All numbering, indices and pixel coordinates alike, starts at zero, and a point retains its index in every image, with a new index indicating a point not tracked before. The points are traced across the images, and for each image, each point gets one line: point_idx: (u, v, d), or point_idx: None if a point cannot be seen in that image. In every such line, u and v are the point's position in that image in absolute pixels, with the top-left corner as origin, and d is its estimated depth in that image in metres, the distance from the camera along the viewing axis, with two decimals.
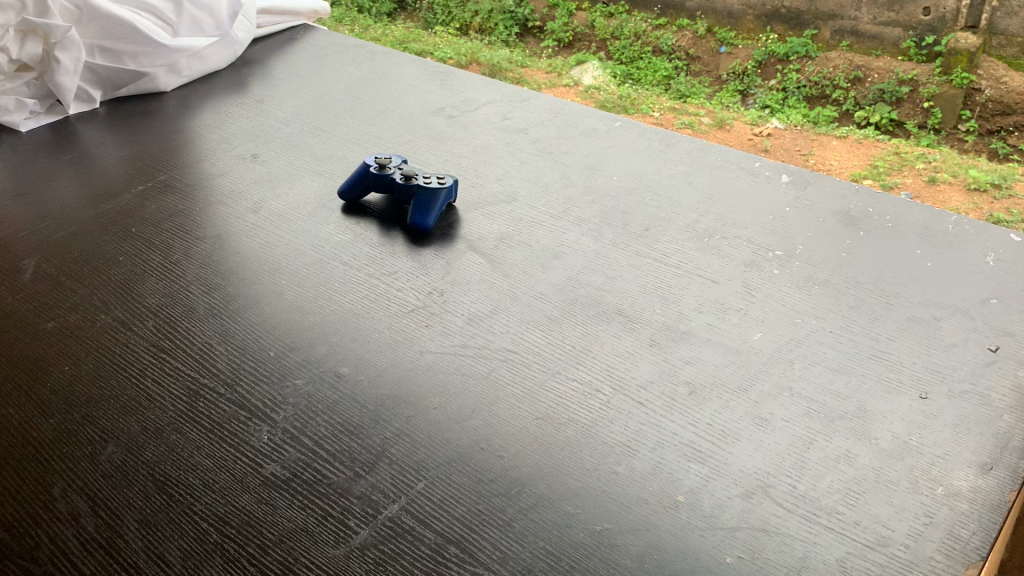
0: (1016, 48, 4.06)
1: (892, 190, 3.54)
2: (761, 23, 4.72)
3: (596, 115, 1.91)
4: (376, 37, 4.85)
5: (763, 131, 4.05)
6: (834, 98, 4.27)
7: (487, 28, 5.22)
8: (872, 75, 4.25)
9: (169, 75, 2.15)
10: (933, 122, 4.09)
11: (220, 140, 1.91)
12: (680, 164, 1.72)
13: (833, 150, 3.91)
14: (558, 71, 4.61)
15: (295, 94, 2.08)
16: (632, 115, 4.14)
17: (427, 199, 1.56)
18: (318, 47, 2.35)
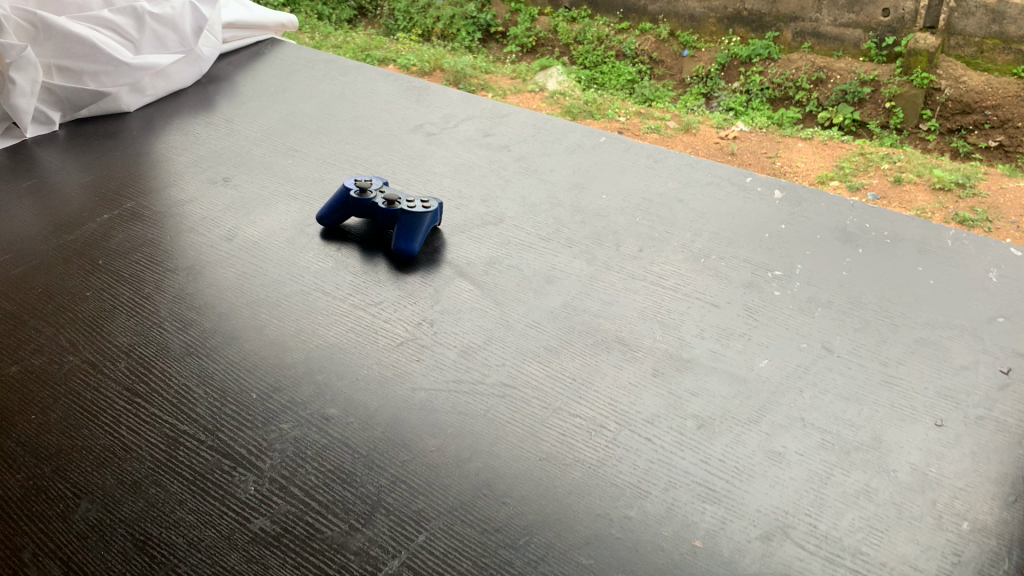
0: (973, 48, 4.05)
1: (858, 191, 3.54)
2: (723, 27, 4.63)
3: (580, 131, 1.86)
4: (337, 45, 4.75)
5: (730, 134, 4.02)
6: (797, 99, 4.29)
7: (450, 34, 5.12)
8: (834, 77, 4.25)
9: (132, 95, 2.06)
10: (895, 122, 4.11)
11: (188, 163, 1.82)
12: (670, 180, 1.67)
13: (799, 152, 3.90)
14: (523, 77, 4.55)
15: (266, 112, 2.00)
16: (598, 120, 4.09)
17: (411, 224, 1.49)
18: (288, 62, 2.27)
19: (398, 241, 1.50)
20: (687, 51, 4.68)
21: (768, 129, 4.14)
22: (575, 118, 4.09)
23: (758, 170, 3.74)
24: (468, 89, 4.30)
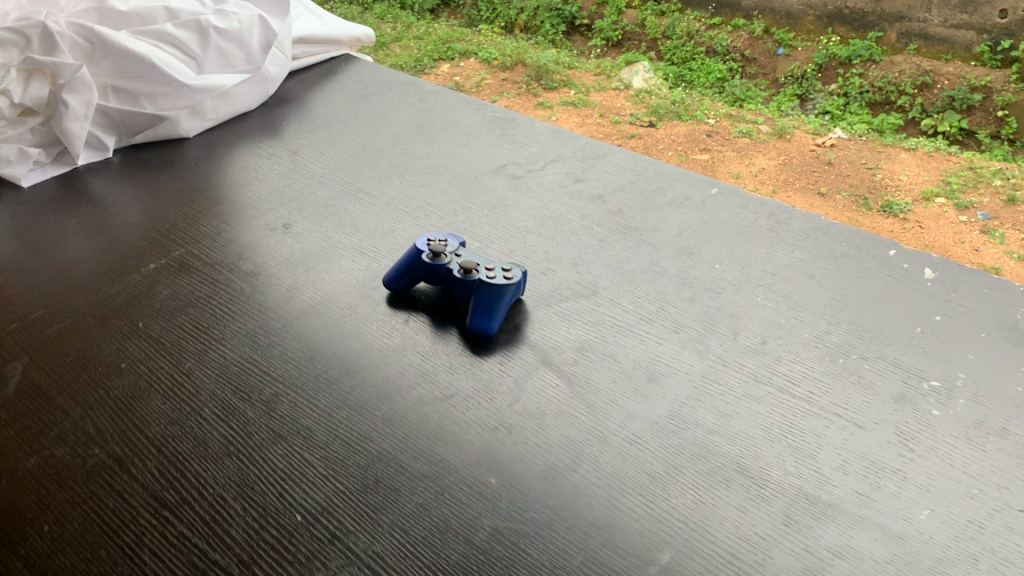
0: None
1: (965, 211, 3.18)
2: (822, 25, 4.32)
3: (687, 179, 1.61)
4: (419, 36, 4.56)
5: (827, 142, 3.64)
6: (900, 104, 3.84)
7: (533, 26, 4.87)
8: (942, 81, 3.81)
9: (192, 119, 1.88)
10: (1006, 132, 3.66)
11: (248, 203, 1.63)
12: (797, 249, 1.42)
13: (902, 164, 3.50)
14: (608, 74, 4.28)
15: (336, 143, 1.81)
16: (685, 122, 3.78)
17: (488, 297, 1.27)
18: (363, 83, 2.07)
19: (473, 317, 1.28)
20: (781, 50, 4.33)
21: (867, 137, 3.71)
22: (660, 121, 3.78)
23: (856, 184, 3.35)
24: (551, 87, 4.01)
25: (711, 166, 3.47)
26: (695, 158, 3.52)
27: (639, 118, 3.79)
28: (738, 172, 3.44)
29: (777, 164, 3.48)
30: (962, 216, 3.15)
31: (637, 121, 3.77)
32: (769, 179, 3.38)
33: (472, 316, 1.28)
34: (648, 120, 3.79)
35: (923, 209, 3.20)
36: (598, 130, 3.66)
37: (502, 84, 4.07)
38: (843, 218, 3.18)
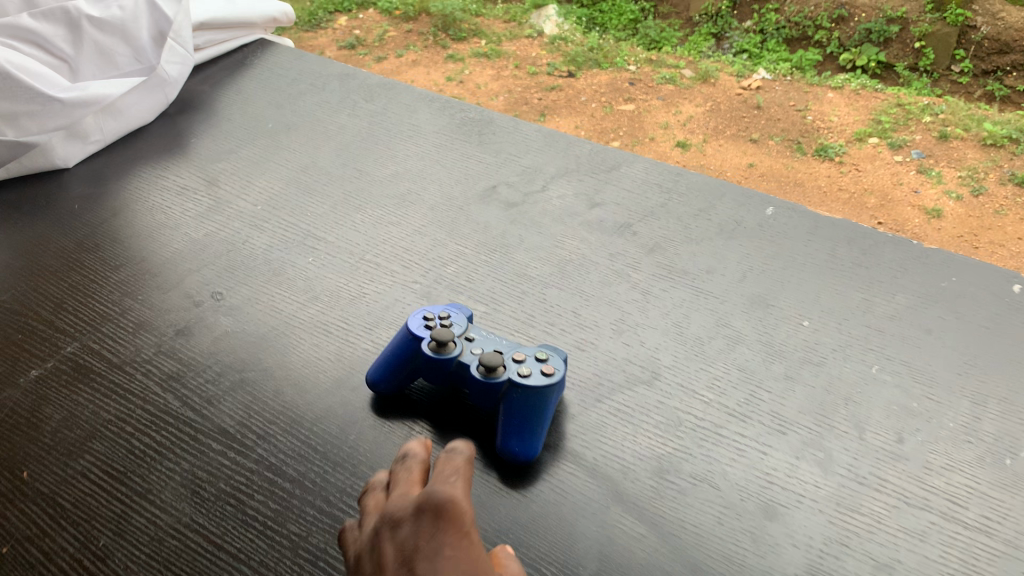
0: None
1: (899, 152, 2.51)
2: None
3: (730, 194, 1.27)
4: None
5: (752, 83, 2.86)
6: (816, 40, 3.05)
7: None
8: (859, 14, 2.99)
9: (70, 143, 1.42)
10: (923, 63, 2.92)
11: (157, 264, 1.21)
12: (899, 290, 1.10)
13: (831, 104, 2.76)
14: (518, 20, 3.40)
15: (266, 167, 1.40)
16: (605, 71, 2.99)
17: (523, 407, 0.90)
18: (289, 76, 1.65)
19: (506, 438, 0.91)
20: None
21: (792, 77, 2.94)
22: (579, 71, 3.01)
23: (788, 128, 2.65)
24: (460, 37, 3.24)
25: (636, 118, 2.75)
26: (620, 110, 2.78)
27: (556, 68, 3.02)
28: (665, 121, 2.72)
29: (701, 113, 2.74)
30: (896, 156, 2.49)
31: (553, 71, 3.01)
32: (697, 127, 2.67)
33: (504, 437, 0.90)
34: (565, 70, 3.00)
35: (857, 151, 2.53)
36: (512, 86, 2.93)
37: (405, 38, 3.30)
38: (774, 169, 2.49)
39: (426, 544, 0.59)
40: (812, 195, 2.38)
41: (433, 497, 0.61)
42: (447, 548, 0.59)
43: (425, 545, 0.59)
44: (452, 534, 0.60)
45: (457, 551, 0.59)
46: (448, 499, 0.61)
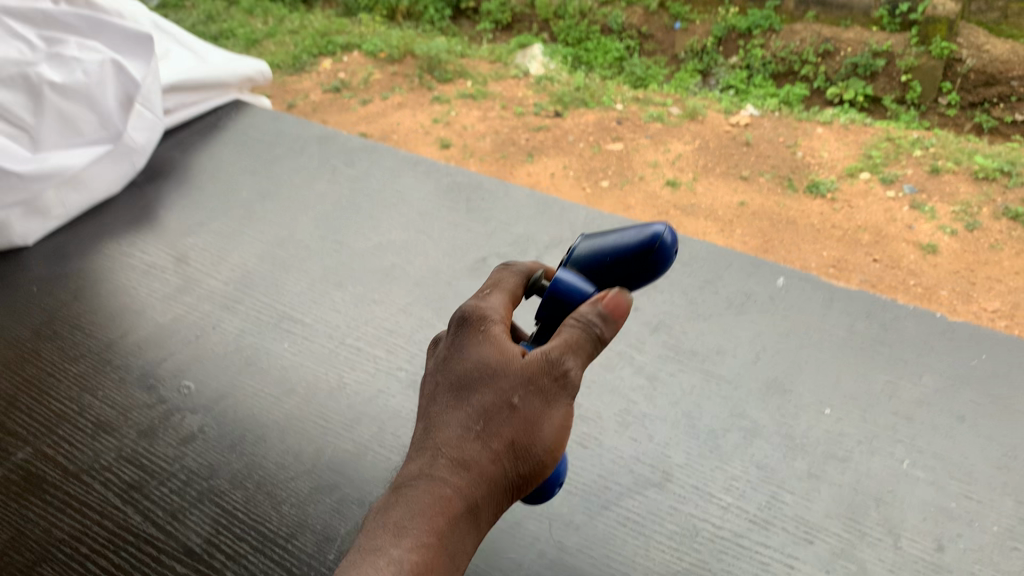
0: (997, 13, 2.88)
1: (891, 186, 2.37)
2: None
3: (736, 264, 1.19)
4: (290, 39, 3.73)
5: (742, 121, 2.77)
6: (804, 74, 2.98)
7: (417, 14, 4.02)
8: (845, 48, 2.93)
9: (29, 220, 1.33)
10: (910, 96, 2.84)
11: (121, 354, 1.12)
12: (926, 371, 1.01)
13: (821, 140, 2.64)
14: (503, 60, 3.33)
15: (238, 242, 1.31)
16: (592, 111, 2.89)
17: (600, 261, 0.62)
18: (265, 140, 1.57)
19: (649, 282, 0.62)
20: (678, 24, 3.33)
21: (780, 113, 2.85)
22: (566, 110, 2.91)
23: (778, 165, 2.53)
24: (445, 78, 3.18)
25: (625, 157, 2.62)
26: (608, 149, 2.67)
27: (542, 108, 2.93)
28: (654, 161, 2.60)
29: (692, 151, 2.63)
30: (889, 191, 2.35)
31: (540, 111, 2.92)
32: (688, 165, 2.54)
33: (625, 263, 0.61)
34: (553, 109, 2.92)
35: (850, 187, 2.40)
36: (499, 127, 2.85)
37: (392, 78, 3.27)
38: (765, 207, 2.34)
39: (457, 341, 0.57)
40: (805, 233, 2.22)
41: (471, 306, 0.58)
42: (477, 354, 0.55)
43: (454, 342, 0.57)
44: (484, 330, 0.56)
45: (485, 338, 0.56)
46: (487, 304, 0.58)
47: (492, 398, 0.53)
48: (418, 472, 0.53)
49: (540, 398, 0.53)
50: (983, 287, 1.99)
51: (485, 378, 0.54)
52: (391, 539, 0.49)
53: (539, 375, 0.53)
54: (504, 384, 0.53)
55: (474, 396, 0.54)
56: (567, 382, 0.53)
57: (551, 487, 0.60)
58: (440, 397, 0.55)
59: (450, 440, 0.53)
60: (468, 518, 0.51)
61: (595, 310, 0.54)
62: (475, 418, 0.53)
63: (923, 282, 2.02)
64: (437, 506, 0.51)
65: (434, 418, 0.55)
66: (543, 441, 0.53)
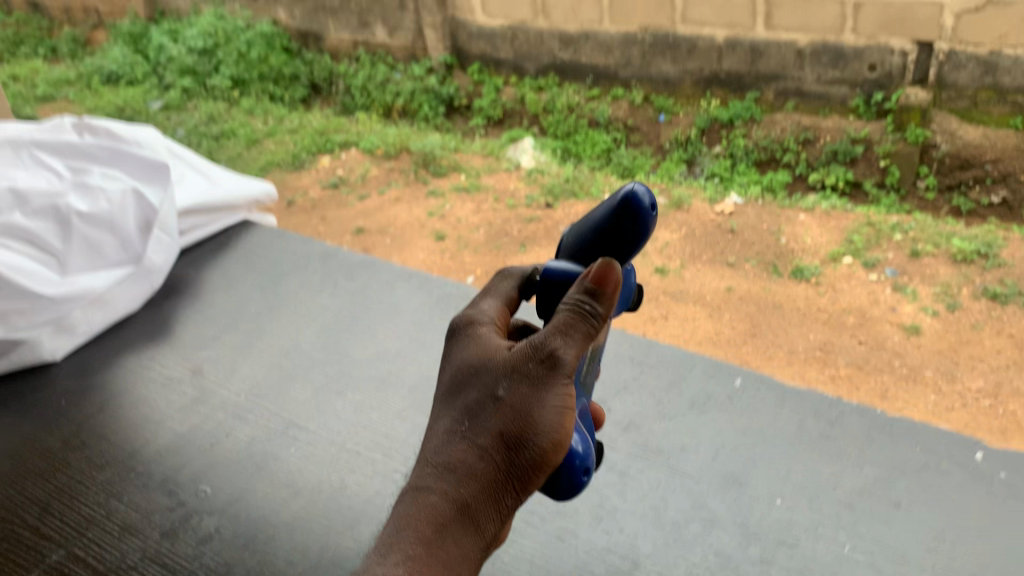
0: (966, 100, 3.15)
1: (875, 269, 2.68)
2: (700, 89, 3.71)
3: (699, 365, 1.32)
4: (290, 135, 3.99)
5: (726, 208, 3.10)
6: (786, 162, 3.44)
7: (411, 109, 4.44)
8: (824, 136, 3.40)
9: (57, 337, 1.46)
10: (889, 181, 3.26)
11: (143, 461, 1.23)
12: (867, 463, 1.13)
13: (805, 224, 2.99)
14: (495, 154, 3.63)
15: (247, 355, 1.44)
16: (581, 202, 3.05)
17: (597, 231, 0.80)
18: (272, 256, 1.71)
19: (642, 242, 0.79)
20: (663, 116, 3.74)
21: (765, 198, 3.25)
22: (556, 202, 3.07)
23: (763, 250, 2.82)
24: (439, 173, 3.40)
25: None
26: None
27: (533, 200, 3.10)
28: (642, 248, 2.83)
29: (680, 237, 2.89)
30: (872, 274, 2.66)
31: (532, 203, 3.09)
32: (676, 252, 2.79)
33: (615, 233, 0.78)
34: (544, 200, 3.08)
35: (834, 270, 2.69)
36: (492, 218, 3.02)
37: (388, 173, 3.50)
38: (754, 291, 2.60)
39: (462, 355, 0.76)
40: (792, 317, 2.46)
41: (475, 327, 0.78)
42: (473, 363, 0.74)
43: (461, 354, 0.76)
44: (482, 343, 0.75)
45: (480, 351, 0.74)
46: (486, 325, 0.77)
47: (481, 401, 0.71)
48: (431, 463, 0.72)
49: (528, 388, 0.69)
50: (966, 365, 2.22)
51: (477, 387, 0.72)
52: (409, 518, 0.70)
53: (525, 365, 0.70)
54: (492, 386, 0.71)
55: (470, 398, 0.73)
56: (550, 369, 0.68)
57: (578, 475, 0.73)
58: (451, 401, 0.75)
59: (453, 436, 0.72)
60: (462, 504, 0.70)
61: (582, 292, 0.68)
62: (471, 415, 0.72)
63: (907, 362, 2.25)
64: (442, 490, 0.70)
65: (445, 418, 0.74)
66: (532, 425, 0.68)
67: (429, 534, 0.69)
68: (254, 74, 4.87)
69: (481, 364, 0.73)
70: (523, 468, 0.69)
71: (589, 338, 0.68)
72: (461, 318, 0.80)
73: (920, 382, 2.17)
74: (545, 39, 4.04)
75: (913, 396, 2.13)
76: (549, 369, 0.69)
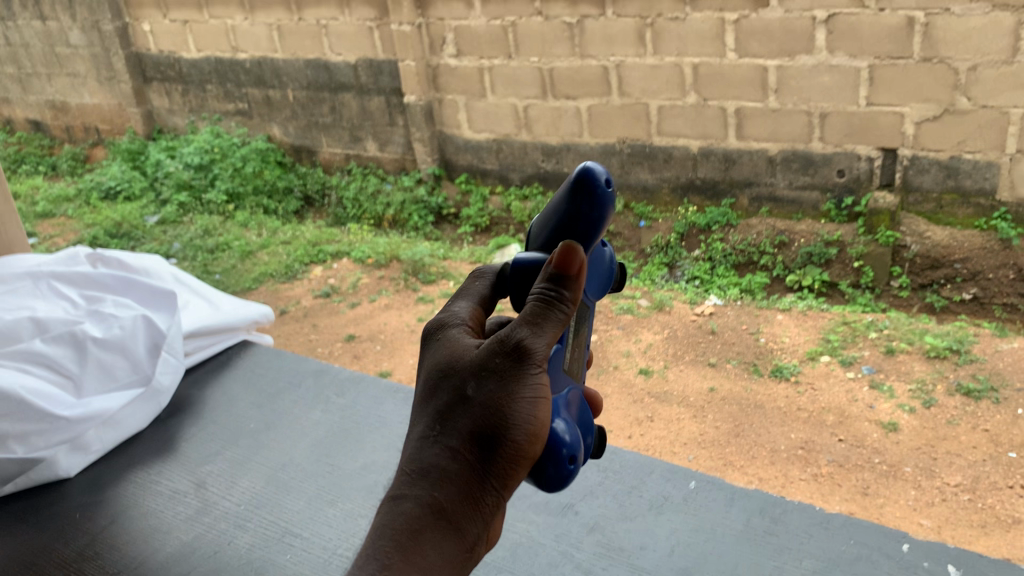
0: (932, 203, 3.47)
1: (850, 366, 2.94)
2: (678, 196, 4.03)
3: (658, 470, 1.47)
4: (287, 244, 4.22)
5: (706, 311, 3.41)
6: (763, 264, 3.70)
7: (401, 219, 4.72)
8: (798, 239, 3.69)
9: (72, 455, 1.59)
10: (865, 281, 3.53)
11: (151, 569, 1.35)
12: (806, 556, 1.26)
13: (781, 325, 3.27)
14: (483, 261, 3.82)
15: (246, 468, 1.57)
16: None
17: (562, 217, 0.90)
18: (268, 376, 1.86)
19: (604, 220, 0.89)
20: (642, 222, 4.05)
21: (741, 300, 3.52)
22: None
23: (743, 351, 3.09)
24: (428, 280, 3.60)
25: (601, 346, 3.16)
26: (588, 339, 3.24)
27: None
28: (627, 349, 3.14)
29: (662, 338, 3.21)
30: (849, 372, 2.91)
31: None
32: (659, 354, 3.09)
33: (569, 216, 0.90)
34: None
35: (812, 368, 2.95)
36: None
37: (379, 281, 3.71)
38: (735, 390, 2.85)
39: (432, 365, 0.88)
40: (774, 416, 2.69)
41: (443, 336, 0.90)
42: (442, 369, 0.86)
43: (432, 364, 0.88)
44: (450, 348, 0.88)
45: (448, 359, 0.87)
46: (454, 333, 0.90)
47: (454, 406, 0.84)
48: (413, 469, 0.84)
49: (498, 384, 0.81)
50: (944, 461, 2.41)
51: (449, 390, 0.84)
52: (395, 519, 0.82)
53: (496, 366, 0.82)
54: (462, 389, 0.83)
55: (441, 405, 0.85)
56: (519, 362, 0.80)
57: (565, 467, 0.85)
58: (425, 408, 0.86)
59: (430, 440, 0.84)
60: (442, 500, 0.82)
61: (548, 290, 0.80)
62: (445, 419, 0.84)
63: (887, 459, 2.45)
64: (423, 493, 0.82)
65: (420, 425, 0.86)
66: (507, 421, 0.80)
67: (412, 534, 0.81)
68: (248, 187, 5.16)
69: (452, 370, 0.86)
70: (501, 462, 0.81)
71: (554, 329, 0.80)
72: (435, 322, 0.93)
73: (899, 479, 2.36)
74: (528, 151, 4.39)
75: (894, 493, 2.31)
76: (518, 365, 0.80)
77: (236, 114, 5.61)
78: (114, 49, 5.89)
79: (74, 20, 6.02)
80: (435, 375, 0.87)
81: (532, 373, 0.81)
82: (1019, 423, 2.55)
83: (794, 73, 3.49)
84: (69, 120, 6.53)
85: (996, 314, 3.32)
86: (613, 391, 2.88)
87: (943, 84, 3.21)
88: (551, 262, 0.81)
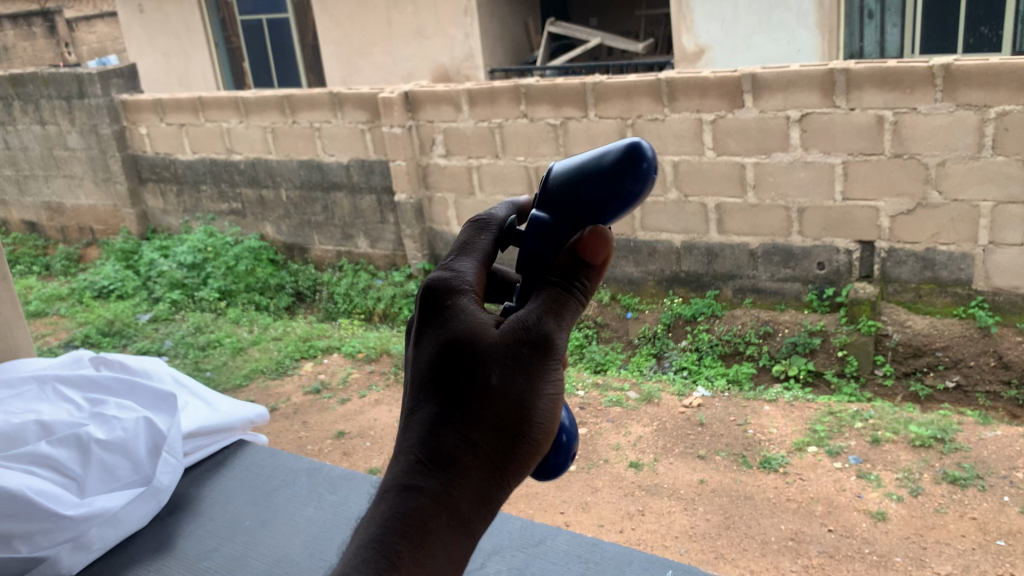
0: (911, 293, 3.59)
1: (838, 456, 3.02)
2: (663, 288, 4.15)
3: (637, 560, 1.54)
4: (278, 340, 4.31)
5: (694, 403, 3.49)
6: (749, 353, 3.78)
7: (391, 314, 4.78)
8: (783, 329, 3.78)
9: (75, 553, 1.65)
10: (849, 370, 3.61)
11: None
12: None
13: (768, 416, 3.35)
14: None
15: (242, 563, 1.64)
16: None
17: (594, 184, 0.80)
18: (263, 473, 1.93)
19: (639, 198, 0.80)
20: (630, 313, 4.17)
21: (729, 391, 3.59)
22: None
23: (732, 442, 3.17)
24: None
25: (591, 441, 3.24)
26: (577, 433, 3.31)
27: None
28: (617, 442, 3.22)
29: (652, 431, 3.28)
30: (836, 462, 2.98)
31: None
32: (649, 447, 3.16)
33: (596, 187, 0.80)
34: None
35: (800, 459, 3.02)
36: None
37: (370, 376, 3.79)
38: (724, 482, 2.91)
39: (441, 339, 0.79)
40: (764, 507, 2.75)
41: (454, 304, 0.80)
42: (456, 345, 0.77)
43: (442, 336, 0.79)
44: (465, 320, 0.78)
45: (464, 332, 0.77)
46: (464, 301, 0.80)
47: (472, 390, 0.75)
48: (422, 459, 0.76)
49: (523, 373, 0.74)
50: (934, 551, 2.46)
51: (466, 371, 0.76)
52: (403, 517, 0.74)
53: (520, 352, 0.74)
54: (482, 373, 0.75)
55: (455, 387, 0.76)
56: (545, 352, 0.74)
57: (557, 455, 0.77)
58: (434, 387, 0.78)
59: (441, 428, 0.76)
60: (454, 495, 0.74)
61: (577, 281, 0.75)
62: (461, 403, 0.75)
63: (877, 550, 2.50)
64: (435, 488, 0.74)
65: (427, 406, 0.77)
66: (528, 417, 0.74)
67: (422, 534, 0.73)
68: (240, 285, 5.27)
69: (469, 348, 0.76)
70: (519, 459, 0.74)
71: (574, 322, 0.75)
72: (441, 281, 0.82)
73: (890, 569, 2.41)
74: None
75: None
76: (544, 356, 0.74)
77: (229, 214, 5.76)
78: (111, 152, 6.08)
79: (72, 124, 6.22)
80: (448, 351, 0.77)
81: (554, 366, 0.74)
82: (1006, 510, 2.62)
83: (771, 170, 3.67)
84: (64, 221, 6.68)
85: (979, 403, 3.39)
86: (604, 485, 2.94)
87: (915, 179, 3.39)
88: (580, 249, 0.76)
